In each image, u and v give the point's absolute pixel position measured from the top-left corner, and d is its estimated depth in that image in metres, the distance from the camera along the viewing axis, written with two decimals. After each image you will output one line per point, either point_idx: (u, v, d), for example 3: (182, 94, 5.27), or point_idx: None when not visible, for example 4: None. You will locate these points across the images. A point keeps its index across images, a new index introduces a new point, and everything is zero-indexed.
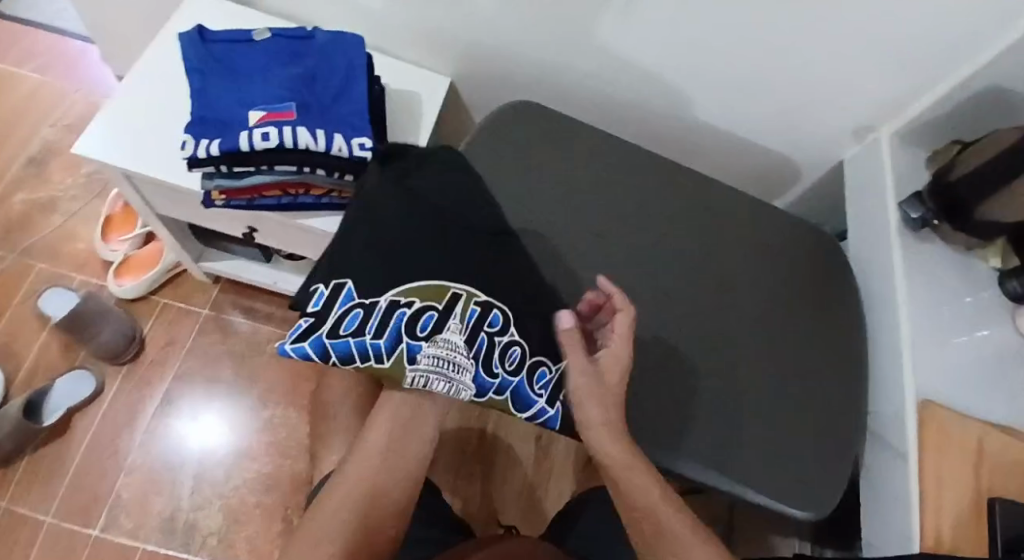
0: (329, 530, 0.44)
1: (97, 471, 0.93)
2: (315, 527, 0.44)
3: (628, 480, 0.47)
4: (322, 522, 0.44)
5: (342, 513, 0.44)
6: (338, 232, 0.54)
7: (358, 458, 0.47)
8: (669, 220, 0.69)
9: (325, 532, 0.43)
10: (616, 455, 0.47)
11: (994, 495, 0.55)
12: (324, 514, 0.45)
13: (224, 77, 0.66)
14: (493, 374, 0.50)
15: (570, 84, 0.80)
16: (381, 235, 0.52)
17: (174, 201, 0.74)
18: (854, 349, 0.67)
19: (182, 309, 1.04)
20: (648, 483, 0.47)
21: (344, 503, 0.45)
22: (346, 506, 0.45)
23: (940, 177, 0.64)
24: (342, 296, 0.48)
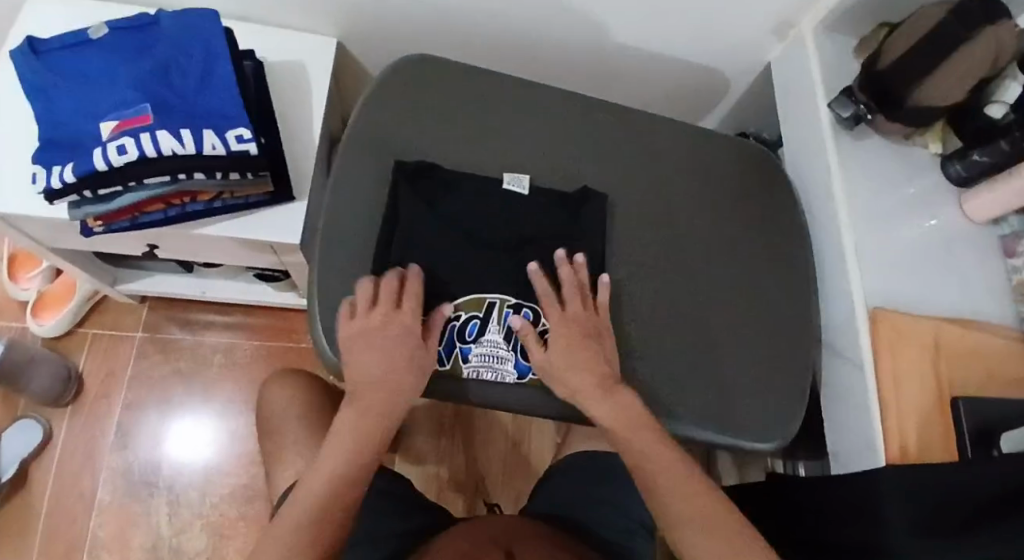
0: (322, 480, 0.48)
1: (67, 517, 0.90)
2: (313, 476, 0.49)
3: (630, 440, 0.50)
4: (317, 472, 0.49)
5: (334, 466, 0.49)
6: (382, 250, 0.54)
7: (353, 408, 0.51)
8: (600, 162, 0.62)
9: (320, 478, 0.48)
10: (617, 418, 0.50)
11: (955, 391, 0.54)
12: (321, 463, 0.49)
13: (66, 88, 0.58)
14: (531, 357, 0.53)
15: (466, 28, 0.72)
16: (430, 261, 0.53)
17: (57, 233, 0.67)
18: (803, 264, 0.65)
19: (114, 335, 0.98)
20: (652, 439, 0.50)
21: (336, 460, 0.49)
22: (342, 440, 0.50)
23: (867, 67, 0.59)
24: None
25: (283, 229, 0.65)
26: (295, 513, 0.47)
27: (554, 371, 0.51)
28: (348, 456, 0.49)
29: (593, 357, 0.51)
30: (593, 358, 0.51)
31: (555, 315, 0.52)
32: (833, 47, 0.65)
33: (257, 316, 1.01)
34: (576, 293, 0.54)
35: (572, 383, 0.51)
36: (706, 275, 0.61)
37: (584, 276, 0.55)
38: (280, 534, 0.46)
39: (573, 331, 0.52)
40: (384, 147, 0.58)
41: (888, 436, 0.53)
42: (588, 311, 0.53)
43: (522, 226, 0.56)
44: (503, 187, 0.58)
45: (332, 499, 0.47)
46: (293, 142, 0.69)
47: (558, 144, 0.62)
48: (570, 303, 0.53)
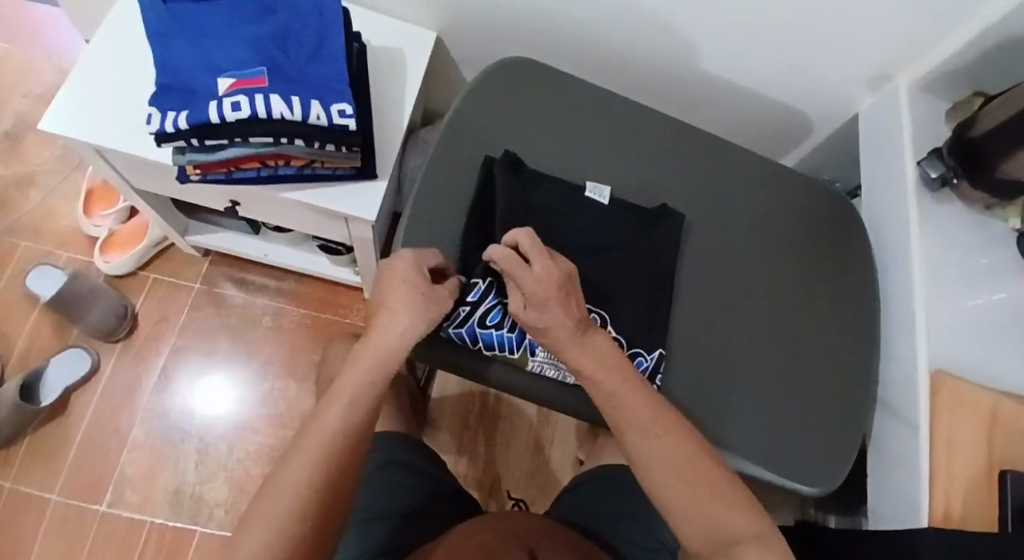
0: (312, 446, 0.43)
1: (100, 449, 0.94)
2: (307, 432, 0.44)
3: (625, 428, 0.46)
4: (303, 442, 0.43)
5: (326, 431, 0.44)
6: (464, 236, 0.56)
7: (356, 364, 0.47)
8: (680, 184, 0.63)
9: (308, 446, 0.43)
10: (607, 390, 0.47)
11: (1007, 466, 0.53)
12: (308, 432, 0.44)
13: (187, 40, 0.62)
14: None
15: (565, 36, 0.74)
16: None
17: (149, 177, 0.71)
18: (865, 317, 0.65)
19: (173, 283, 1.02)
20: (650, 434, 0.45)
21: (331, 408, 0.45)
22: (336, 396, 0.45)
23: (957, 133, 0.60)
24: (493, 295, 0.53)
25: (365, 206, 0.68)
26: (282, 485, 0.41)
27: (535, 326, 0.47)
28: (344, 419, 0.44)
29: (568, 309, 0.46)
30: (569, 310, 0.46)
31: (526, 280, 0.45)
32: (923, 107, 0.66)
33: (309, 285, 1.04)
34: (538, 253, 0.46)
35: (550, 335, 0.47)
36: (770, 312, 0.62)
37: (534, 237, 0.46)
38: (263, 513, 0.40)
39: (549, 290, 0.45)
40: (475, 139, 0.60)
41: (933, 498, 0.53)
42: (553, 264, 0.46)
43: (599, 235, 0.57)
44: (586, 194, 0.59)
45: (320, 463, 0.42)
46: (383, 123, 0.71)
47: (642, 161, 0.63)
48: (535, 265, 0.45)
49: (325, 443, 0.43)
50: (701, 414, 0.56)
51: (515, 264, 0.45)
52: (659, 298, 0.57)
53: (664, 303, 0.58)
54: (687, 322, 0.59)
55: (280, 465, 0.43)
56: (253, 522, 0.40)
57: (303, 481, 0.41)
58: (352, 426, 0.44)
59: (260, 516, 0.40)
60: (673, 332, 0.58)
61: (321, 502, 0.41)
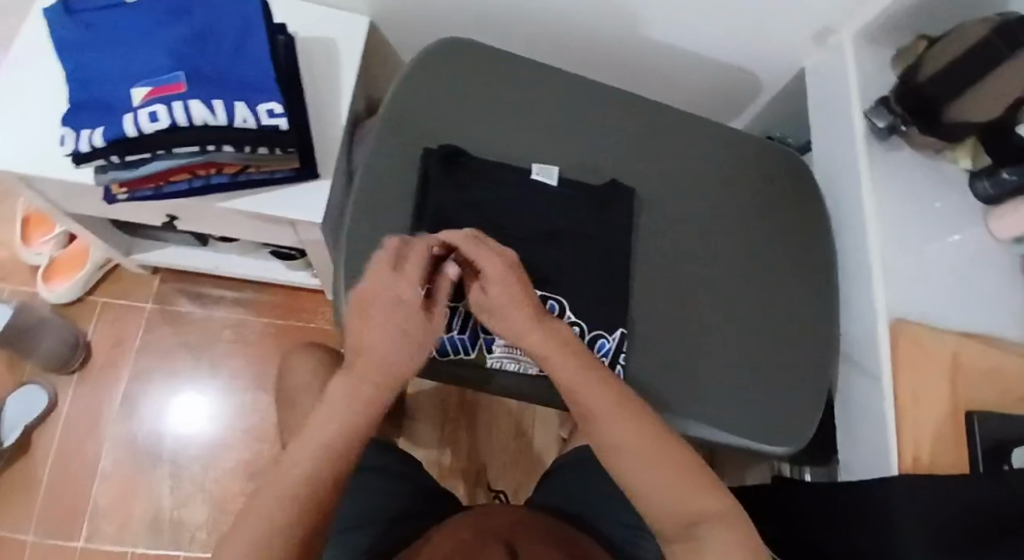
0: (296, 469, 0.41)
1: (70, 483, 0.90)
2: (295, 450, 0.42)
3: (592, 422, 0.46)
4: (289, 462, 0.41)
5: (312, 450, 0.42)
6: (410, 231, 0.54)
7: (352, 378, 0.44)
8: (632, 158, 0.62)
9: (294, 464, 0.41)
10: (571, 379, 0.46)
11: (970, 408, 0.54)
12: (294, 455, 0.42)
13: (96, 50, 0.57)
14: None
15: (502, 13, 0.71)
16: None
17: (78, 200, 0.67)
18: (823, 276, 0.65)
19: (125, 305, 0.98)
20: (621, 427, 0.45)
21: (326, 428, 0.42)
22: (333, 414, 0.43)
23: (903, 79, 0.59)
24: None
25: (307, 208, 0.65)
26: (263, 504, 0.40)
27: (497, 313, 0.46)
28: (335, 439, 0.42)
29: (529, 291, 0.47)
30: (529, 293, 0.47)
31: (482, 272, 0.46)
32: (868, 56, 0.65)
33: (269, 293, 1.01)
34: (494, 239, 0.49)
35: (512, 320, 0.46)
36: (730, 280, 0.61)
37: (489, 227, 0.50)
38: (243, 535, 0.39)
39: (512, 272, 0.47)
40: (415, 128, 0.58)
41: (902, 446, 0.53)
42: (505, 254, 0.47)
43: (549, 218, 0.56)
44: (532, 177, 0.57)
45: (307, 493, 0.40)
46: (320, 120, 0.68)
47: (590, 138, 0.61)
48: (489, 254, 0.47)
49: (308, 473, 0.41)
50: (670, 388, 0.56)
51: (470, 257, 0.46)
52: (617, 276, 0.56)
53: (621, 281, 0.57)
54: (648, 297, 0.58)
55: (262, 483, 0.41)
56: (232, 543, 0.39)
57: (285, 503, 0.40)
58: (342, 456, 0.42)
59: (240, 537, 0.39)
60: (634, 309, 0.57)
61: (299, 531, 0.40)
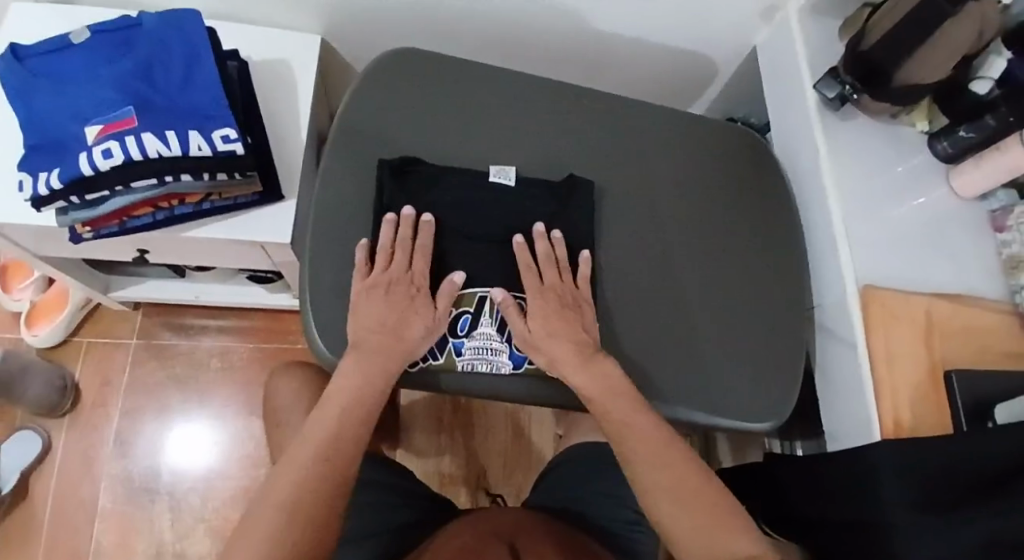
0: (289, 480, 0.46)
1: (70, 526, 0.90)
2: (291, 458, 0.47)
3: (631, 460, 0.51)
4: (285, 469, 0.47)
5: (303, 461, 0.47)
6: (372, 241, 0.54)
7: (339, 384, 0.49)
8: (590, 150, 0.62)
9: (286, 476, 0.46)
10: (615, 423, 0.51)
11: (948, 366, 0.55)
12: (288, 462, 0.47)
13: (47, 93, 0.57)
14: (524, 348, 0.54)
15: (451, 19, 0.71)
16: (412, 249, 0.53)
17: (48, 244, 0.67)
18: (790, 250, 0.65)
19: (109, 343, 0.98)
20: (660, 464, 0.51)
21: (317, 436, 0.48)
22: (324, 423, 0.49)
23: (851, 47, 0.59)
24: None
25: (274, 228, 0.65)
26: (263, 515, 0.45)
27: (535, 341, 0.52)
28: (323, 447, 0.48)
29: (570, 324, 0.53)
30: (571, 326, 0.53)
31: (534, 289, 0.53)
32: (816, 28, 0.65)
33: (252, 318, 1.01)
34: (554, 266, 0.55)
35: (551, 348, 0.52)
36: (699, 262, 0.62)
37: (560, 250, 0.56)
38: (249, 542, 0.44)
39: (550, 303, 0.53)
40: (372, 140, 0.58)
41: (882, 410, 0.53)
42: (564, 279, 0.55)
43: (508, 216, 0.56)
44: (490, 180, 0.57)
45: (298, 495, 0.45)
46: (280, 142, 0.69)
47: (545, 134, 0.62)
48: (549, 275, 0.54)
49: (299, 479, 0.46)
50: (646, 374, 0.56)
51: (530, 273, 0.54)
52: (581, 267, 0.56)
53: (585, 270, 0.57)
54: (618, 285, 0.58)
55: (261, 495, 0.46)
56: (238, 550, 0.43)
57: (281, 511, 0.45)
58: (330, 459, 0.47)
59: (245, 543, 0.44)
60: (604, 298, 0.58)
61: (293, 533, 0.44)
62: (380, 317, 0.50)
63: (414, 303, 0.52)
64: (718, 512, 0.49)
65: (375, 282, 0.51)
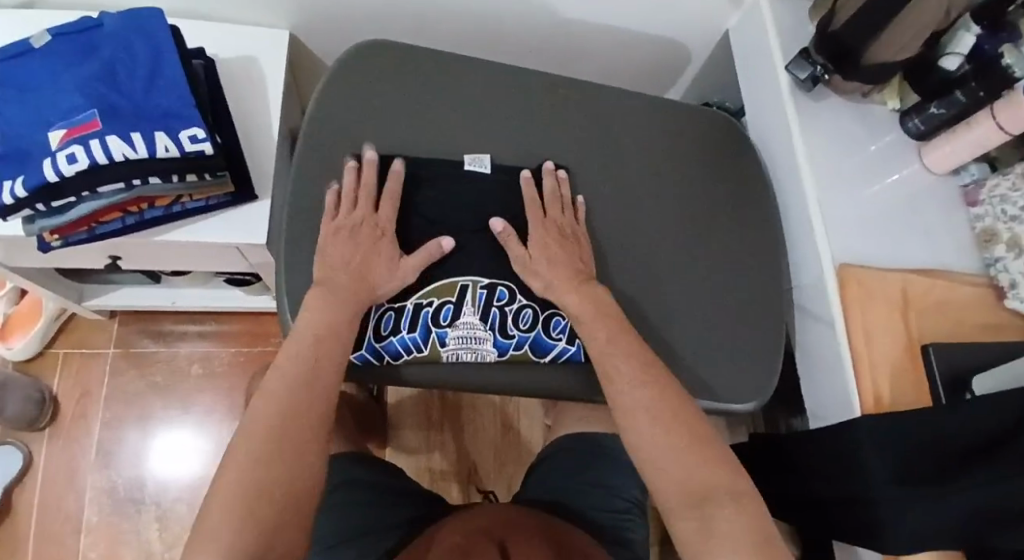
0: (264, 414, 0.43)
1: (55, 540, 0.89)
2: (264, 392, 0.45)
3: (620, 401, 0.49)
4: (260, 403, 0.44)
5: (276, 395, 0.44)
6: None
7: (307, 314, 0.47)
8: (564, 139, 0.62)
9: (262, 407, 0.44)
10: (603, 356, 0.51)
11: (925, 340, 0.56)
12: (261, 397, 0.45)
13: (5, 100, 0.56)
14: (509, 335, 0.54)
15: (417, 11, 0.70)
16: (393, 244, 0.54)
17: (15, 254, 0.65)
18: (768, 231, 0.66)
19: (86, 353, 0.96)
20: (644, 397, 0.49)
21: (288, 368, 0.45)
22: (292, 354, 0.46)
23: (821, 27, 0.59)
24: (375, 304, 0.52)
25: (248, 229, 0.64)
26: (239, 460, 0.41)
27: (530, 265, 0.54)
28: (295, 380, 0.45)
29: (569, 254, 0.55)
30: (570, 256, 0.55)
31: (537, 219, 0.56)
32: (784, 10, 0.65)
33: (232, 322, 1.00)
34: (558, 202, 0.58)
35: (547, 273, 0.54)
36: (678, 245, 0.62)
37: (565, 190, 0.59)
38: (221, 504, 0.39)
39: (551, 233, 0.56)
40: (343, 136, 0.57)
41: (862, 387, 0.54)
42: (567, 213, 0.58)
43: (483, 207, 0.56)
44: (465, 169, 0.57)
45: (274, 427, 0.43)
46: (251, 140, 0.68)
47: (519, 123, 0.61)
48: (553, 209, 0.57)
49: (277, 413, 0.43)
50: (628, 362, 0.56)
51: (535, 204, 0.57)
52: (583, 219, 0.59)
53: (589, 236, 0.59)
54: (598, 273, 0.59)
55: (233, 442, 0.43)
56: (220, 487, 0.40)
57: (261, 438, 0.42)
58: (303, 393, 0.45)
59: (225, 478, 0.41)
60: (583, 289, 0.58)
61: (274, 466, 0.41)
62: (347, 256, 0.50)
63: (379, 247, 0.52)
64: (699, 438, 0.48)
65: (341, 225, 0.51)
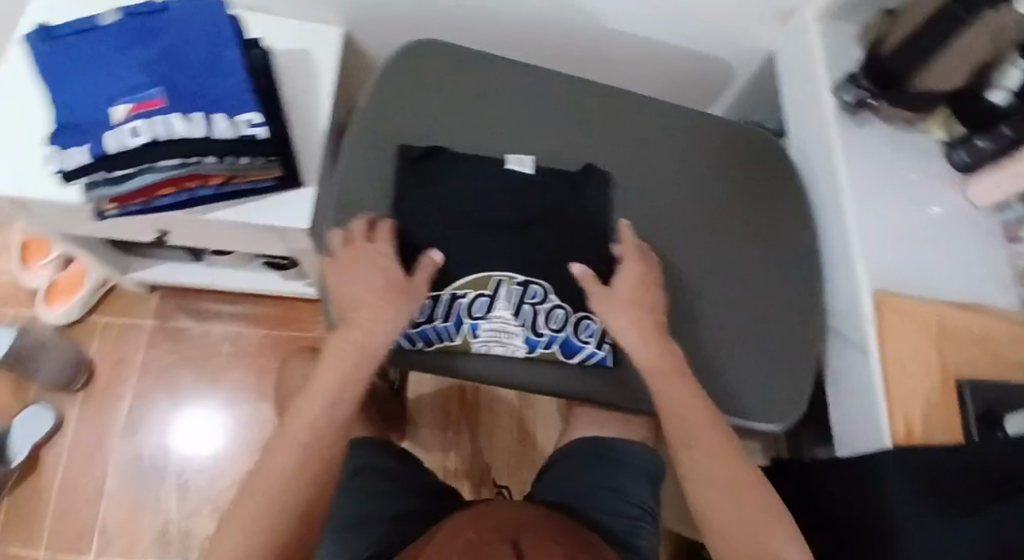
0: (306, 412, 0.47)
1: (77, 502, 0.91)
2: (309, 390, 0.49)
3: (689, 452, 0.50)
4: (305, 400, 0.48)
5: (318, 395, 0.48)
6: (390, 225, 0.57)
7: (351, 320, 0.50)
8: (605, 147, 0.63)
9: (306, 406, 0.48)
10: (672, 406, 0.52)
11: (960, 374, 0.55)
12: (307, 394, 0.49)
13: (77, 73, 0.59)
14: (539, 333, 0.54)
15: (471, 16, 0.73)
16: (436, 238, 0.55)
17: (71, 221, 0.68)
18: (805, 253, 0.66)
19: (125, 324, 0.99)
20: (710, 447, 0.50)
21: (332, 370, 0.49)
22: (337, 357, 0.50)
23: (871, 54, 0.59)
24: None
25: (292, 214, 0.66)
26: (279, 454, 0.46)
27: (604, 309, 0.56)
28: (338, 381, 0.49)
29: (645, 305, 0.55)
30: (645, 308, 0.55)
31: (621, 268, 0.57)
32: (834, 34, 0.65)
33: (265, 305, 1.02)
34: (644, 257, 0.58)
35: (618, 320, 0.55)
36: (713, 261, 0.63)
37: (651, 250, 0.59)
38: (258, 492, 0.44)
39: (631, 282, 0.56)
40: (391, 129, 0.59)
41: (893, 416, 0.53)
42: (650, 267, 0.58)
43: (524, 207, 0.57)
44: (507, 167, 0.59)
45: (314, 425, 0.47)
46: (302, 128, 0.70)
47: (563, 127, 0.63)
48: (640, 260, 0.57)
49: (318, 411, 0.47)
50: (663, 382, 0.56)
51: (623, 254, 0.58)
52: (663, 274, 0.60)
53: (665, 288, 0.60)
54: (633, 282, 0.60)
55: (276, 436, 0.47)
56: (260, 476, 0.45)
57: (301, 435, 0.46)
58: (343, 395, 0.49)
59: (267, 470, 0.45)
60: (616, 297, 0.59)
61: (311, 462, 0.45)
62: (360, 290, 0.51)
63: (385, 272, 0.52)
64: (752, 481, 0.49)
65: (342, 265, 0.52)
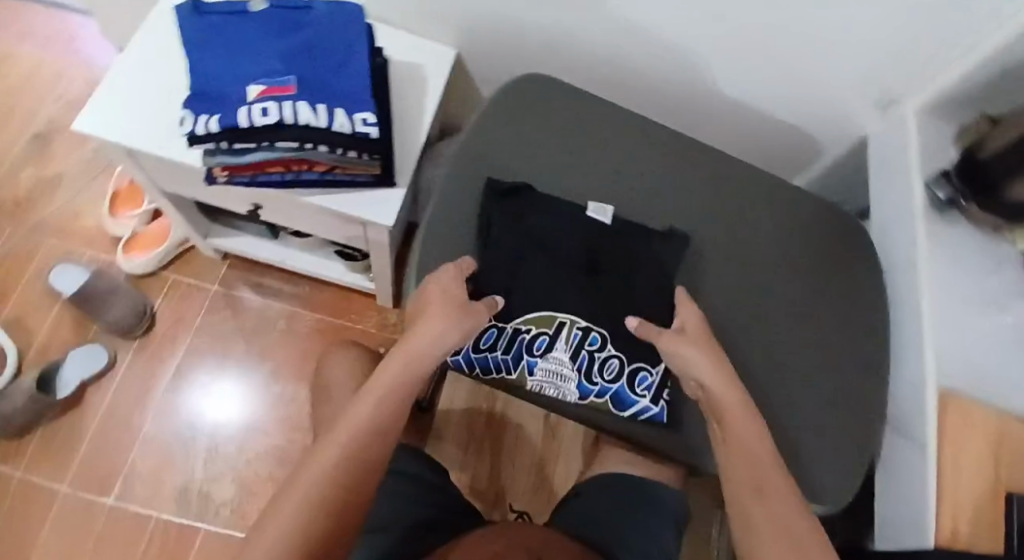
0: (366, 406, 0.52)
1: (112, 443, 0.95)
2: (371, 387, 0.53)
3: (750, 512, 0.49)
4: (365, 394, 0.53)
5: (379, 393, 0.53)
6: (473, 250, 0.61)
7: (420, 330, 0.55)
8: (687, 203, 0.65)
9: (367, 401, 0.52)
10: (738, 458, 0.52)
11: (1013, 489, 0.52)
12: (368, 390, 0.53)
13: (221, 51, 0.64)
14: (593, 381, 0.57)
15: (581, 55, 0.76)
16: (519, 269, 0.59)
17: (179, 180, 0.73)
18: (870, 341, 0.66)
19: (192, 284, 1.04)
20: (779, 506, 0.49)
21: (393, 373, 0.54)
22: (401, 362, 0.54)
23: (968, 155, 0.60)
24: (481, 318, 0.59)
25: (379, 215, 0.70)
26: (337, 440, 0.50)
27: (677, 350, 0.55)
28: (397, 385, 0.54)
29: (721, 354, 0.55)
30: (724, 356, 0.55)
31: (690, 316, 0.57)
32: (930, 130, 0.67)
33: (324, 292, 1.06)
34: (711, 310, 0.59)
35: (695, 364, 0.54)
36: (780, 334, 0.64)
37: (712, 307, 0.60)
38: (314, 471, 0.48)
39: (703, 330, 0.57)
40: (484, 161, 0.64)
41: (941, 518, 0.52)
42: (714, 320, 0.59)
43: (597, 253, 0.60)
44: (586, 214, 0.61)
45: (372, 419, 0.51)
46: (404, 131, 0.74)
47: (652, 176, 0.65)
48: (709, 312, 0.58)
49: (376, 407, 0.52)
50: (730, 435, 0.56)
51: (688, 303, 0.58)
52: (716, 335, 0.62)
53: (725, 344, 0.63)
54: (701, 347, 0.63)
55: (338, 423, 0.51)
56: (317, 457, 0.49)
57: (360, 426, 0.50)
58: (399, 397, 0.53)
59: (323, 452, 0.49)
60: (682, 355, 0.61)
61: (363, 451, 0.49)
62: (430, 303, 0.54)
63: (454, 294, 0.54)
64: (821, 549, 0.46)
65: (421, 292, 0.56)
